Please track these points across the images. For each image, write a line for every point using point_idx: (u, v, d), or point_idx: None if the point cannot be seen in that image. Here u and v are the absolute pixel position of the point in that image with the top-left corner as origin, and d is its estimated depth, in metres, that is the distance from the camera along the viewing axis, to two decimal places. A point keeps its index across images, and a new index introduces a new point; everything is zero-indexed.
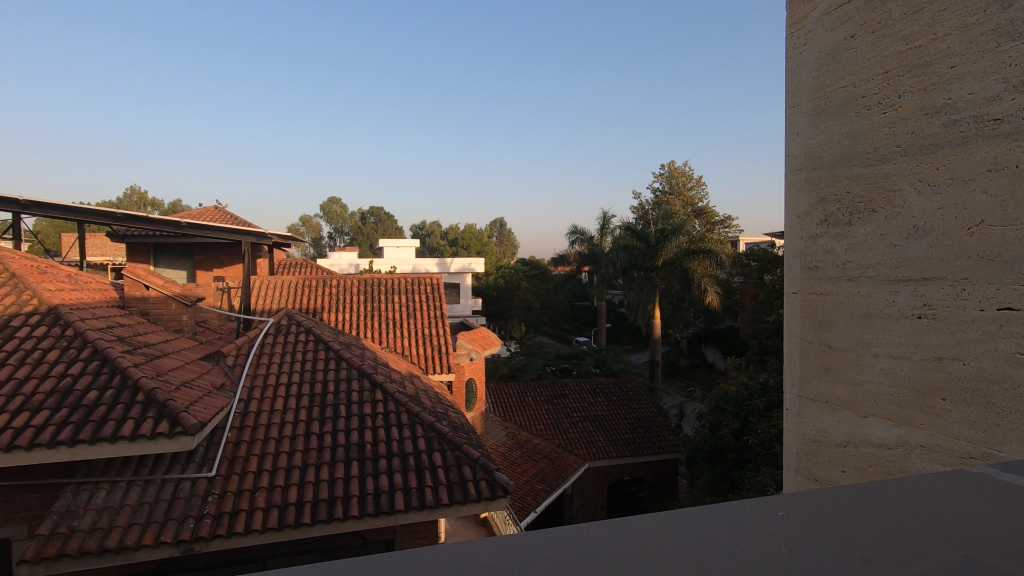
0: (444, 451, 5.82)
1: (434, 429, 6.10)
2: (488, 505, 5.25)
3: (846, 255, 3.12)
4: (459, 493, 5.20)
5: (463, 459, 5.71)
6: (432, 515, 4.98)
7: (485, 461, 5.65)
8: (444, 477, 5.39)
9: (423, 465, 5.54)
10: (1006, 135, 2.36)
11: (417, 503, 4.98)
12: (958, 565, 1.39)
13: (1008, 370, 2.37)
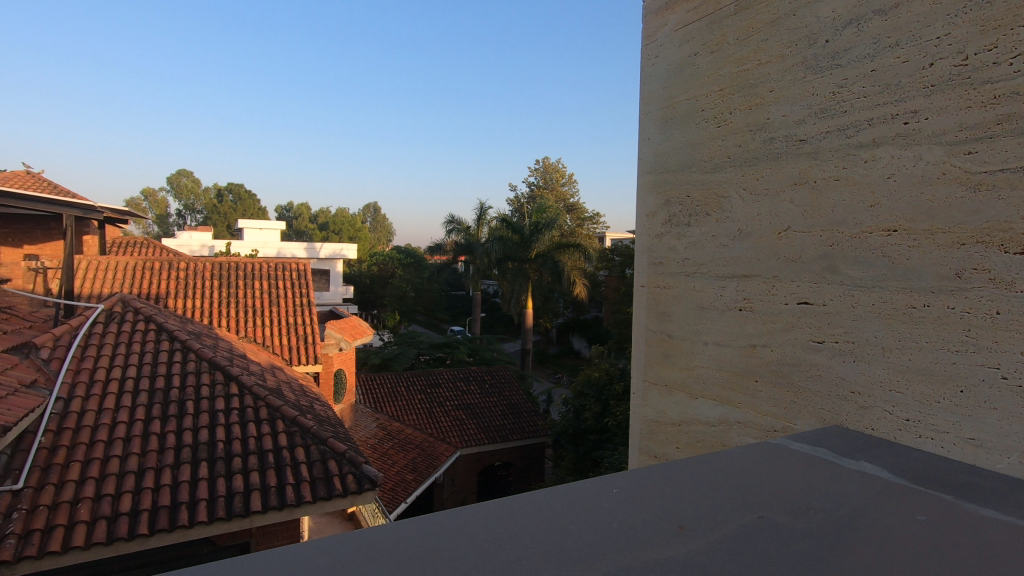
0: (306, 446, 5.50)
1: (296, 423, 5.74)
2: (353, 499, 5.06)
3: (685, 253, 3.46)
4: (323, 489, 4.95)
5: (326, 454, 5.45)
6: (290, 514, 4.68)
7: (350, 454, 5.44)
8: (306, 473, 5.11)
9: (281, 462, 5.18)
10: (808, 154, 2.75)
11: (274, 502, 4.65)
12: (754, 525, 1.61)
13: (804, 355, 2.77)
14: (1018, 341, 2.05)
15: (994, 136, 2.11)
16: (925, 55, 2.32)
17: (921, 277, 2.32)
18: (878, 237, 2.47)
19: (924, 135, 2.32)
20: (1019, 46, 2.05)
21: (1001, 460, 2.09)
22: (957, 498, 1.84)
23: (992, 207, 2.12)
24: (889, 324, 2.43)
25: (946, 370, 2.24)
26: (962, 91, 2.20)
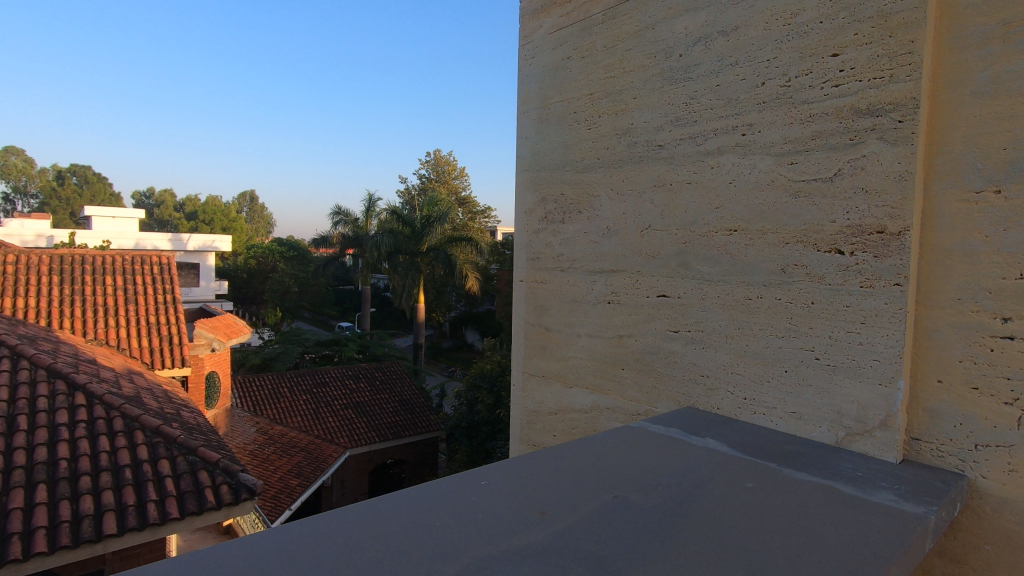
0: (173, 458, 5.00)
1: (159, 433, 5.20)
2: (228, 511, 4.68)
3: (560, 249, 3.62)
4: (192, 503, 4.52)
5: (197, 464, 4.99)
6: (153, 534, 4.23)
7: (224, 462, 5.04)
8: (173, 487, 4.64)
9: (142, 477, 4.66)
10: (665, 158, 2.99)
11: (134, 522, 4.17)
12: (607, 506, 1.72)
13: (663, 343, 3.02)
14: (827, 327, 2.38)
15: (810, 149, 2.43)
16: (757, 75, 2.61)
17: (755, 272, 2.62)
18: (721, 236, 2.75)
19: (757, 146, 2.61)
20: (828, 73, 2.37)
21: (815, 429, 2.42)
22: (778, 465, 2.10)
23: (808, 212, 2.44)
24: (730, 315, 2.72)
25: (774, 353, 2.55)
26: (786, 109, 2.51)
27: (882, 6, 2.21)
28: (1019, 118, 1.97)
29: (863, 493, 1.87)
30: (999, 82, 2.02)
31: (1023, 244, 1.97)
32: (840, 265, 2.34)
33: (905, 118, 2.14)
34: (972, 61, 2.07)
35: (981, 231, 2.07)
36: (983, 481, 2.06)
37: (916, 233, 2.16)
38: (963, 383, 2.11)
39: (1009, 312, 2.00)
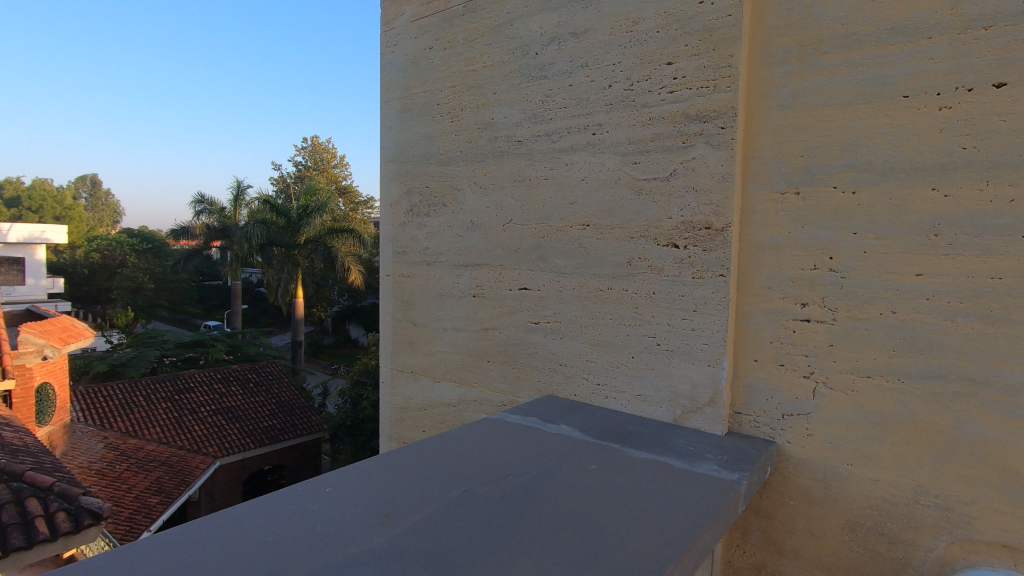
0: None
1: None
2: (66, 542, 4.18)
3: (425, 242, 3.57)
4: (19, 538, 3.94)
5: (22, 493, 4.34)
6: None
7: (60, 489, 4.48)
8: None
9: None
10: (524, 154, 3.06)
11: None
12: (455, 502, 1.73)
13: (524, 334, 3.10)
14: (666, 316, 2.58)
15: (649, 150, 2.61)
16: (604, 77, 2.75)
17: (604, 265, 2.77)
18: (576, 230, 2.87)
19: (605, 145, 2.75)
20: (664, 79, 2.56)
21: (656, 409, 2.62)
22: (621, 446, 2.25)
23: (648, 208, 2.62)
24: (584, 306, 2.86)
25: (622, 341, 2.73)
26: (629, 111, 2.67)
27: (707, 21, 2.43)
28: (812, 129, 2.26)
29: (691, 466, 2.07)
30: (796, 97, 2.30)
31: (815, 239, 2.28)
32: (676, 258, 2.55)
33: (725, 126, 2.38)
34: (777, 77, 2.34)
35: (785, 228, 2.35)
36: (787, 446, 2.37)
37: (736, 229, 2.41)
38: (773, 361, 2.40)
39: (807, 298, 2.31)
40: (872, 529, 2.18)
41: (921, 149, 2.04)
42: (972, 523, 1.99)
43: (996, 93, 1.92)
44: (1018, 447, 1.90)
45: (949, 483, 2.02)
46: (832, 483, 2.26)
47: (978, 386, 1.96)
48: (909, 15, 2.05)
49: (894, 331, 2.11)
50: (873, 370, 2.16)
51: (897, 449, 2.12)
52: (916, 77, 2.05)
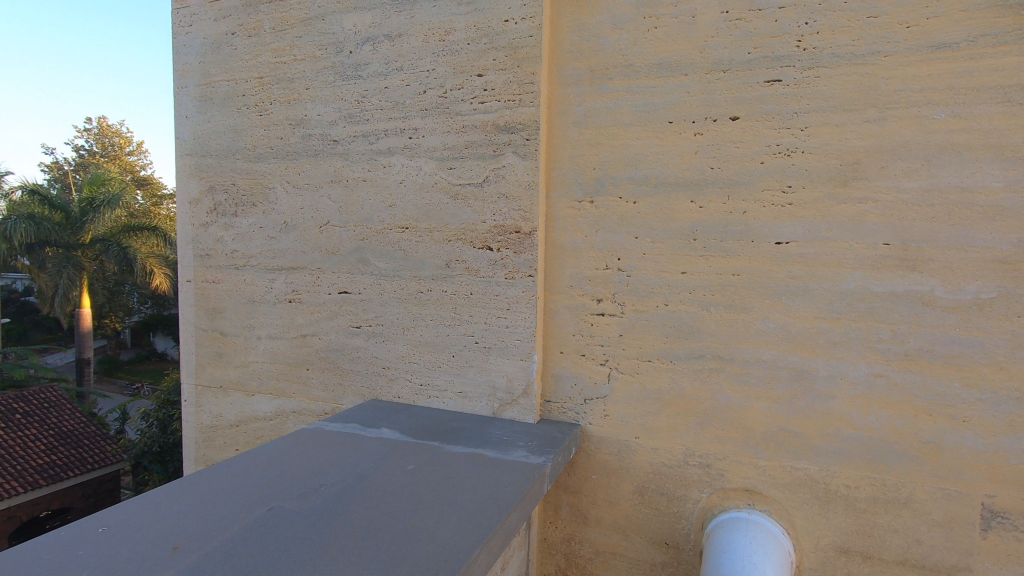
0: None
1: None
2: None
3: (233, 244, 3.28)
4: None
5: None
6: None
7: None
8: None
9: None
10: (340, 154, 2.98)
11: None
12: (258, 521, 1.65)
13: (346, 339, 3.02)
14: (482, 315, 2.72)
15: (464, 156, 2.72)
16: (420, 83, 2.80)
17: (424, 267, 2.83)
18: (395, 233, 2.88)
19: (422, 149, 2.81)
20: (475, 90, 2.68)
21: (476, 403, 2.75)
22: (440, 443, 2.33)
23: (464, 212, 2.73)
24: (405, 308, 2.88)
25: (443, 340, 2.80)
26: (444, 118, 2.75)
27: (512, 39, 2.61)
28: (601, 146, 2.56)
29: (503, 455, 2.22)
30: (588, 116, 2.58)
31: (607, 243, 2.58)
32: (490, 260, 2.69)
33: (530, 138, 2.58)
34: (572, 96, 2.61)
35: (582, 233, 2.63)
36: (588, 426, 2.65)
37: (542, 233, 2.64)
38: (575, 352, 2.67)
39: (601, 294, 2.61)
40: (655, 490, 2.55)
41: (681, 167, 2.44)
42: (725, 475, 2.43)
43: (733, 125, 2.36)
44: (753, 409, 2.37)
45: (708, 444, 2.45)
46: (624, 455, 2.59)
47: (726, 362, 2.41)
48: (671, 53, 2.43)
49: (667, 321, 2.49)
50: (652, 355, 2.53)
51: (671, 420, 2.51)
52: (677, 106, 2.43)
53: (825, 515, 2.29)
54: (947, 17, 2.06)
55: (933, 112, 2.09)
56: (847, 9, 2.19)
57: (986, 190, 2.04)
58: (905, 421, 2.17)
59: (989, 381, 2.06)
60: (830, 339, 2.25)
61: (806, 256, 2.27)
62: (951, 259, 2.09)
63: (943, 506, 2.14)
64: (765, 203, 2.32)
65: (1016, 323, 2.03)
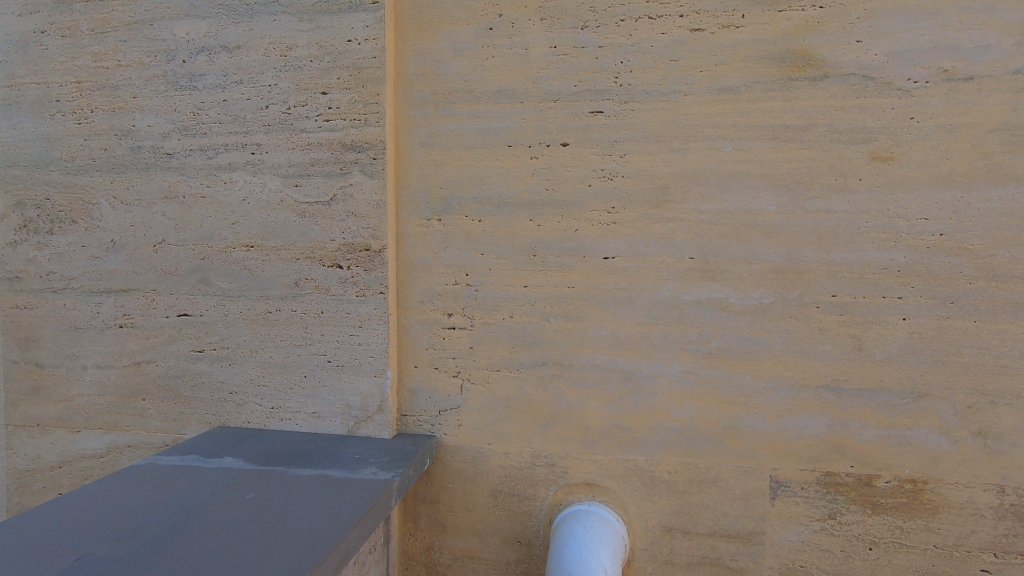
0: None
1: None
2: None
3: (48, 265, 2.94)
4: None
5: None
6: None
7: None
8: None
9: None
10: (175, 168, 2.81)
11: None
12: (63, 571, 1.53)
13: (187, 365, 2.85)
14: (334, 333, 2.70)
15: (310, 174, 2.69)
16: (261, 97, 2.72)
17: (271, 286, 2.75)
18: (239, 252, 2.77)
19: (265, 165, 2.73)
20: (319, 108, 2.67)
21: (331, 423, 2.72)
22: (287, 467, 2.29)
23: (312, 230, 2.70)
24: (252, 329, 2.78)
25: (294, 361, 2.74)
26: (288, 134, 2.70)
27: (355, 59, 2.63)
28: (446, 166, 2.67)
29: (352, 474, 2.23)
30: (433, 137, 2.67)
31: (455, 259, 2.69)
32: (340, 278, 2.68)
33: (376, 157, 2.63)
34: (417, 118, 2.68)
35: (431, 250, 2.71)
36: (444, 437, 2.74)
37: (391, 251, 2.68)
38: (429, 366, 2.75)
39: (451, 309, 2.71)
40: (507, 492, 2.70)
41: (520, 188, 2.61)
42: (568, 472, 2.64)
43: (564, 150, 2.57)
44: (589, 409, 2.60)
45: (552, 444, 2.65)
46: (478, 461, 2.72)
47: (565, 368, 2.62)
48: (507, 81, 2.60)
49: (512, 332, 2.65)
50: (500, 364, 2.68)
51: (519, 425, 2.67)
52: (514, 131, 2.61)
53: (652, 499, 2.58)
54: (729, 65, 2.42)
55: (723, 145, 2.44)
56: (653, 52, 2.49)
57: (763, 212, 2.42)
58: (711, 411, 2.51)
59: (772, 373, 2.45)
60: (650, 343, 2.54)
61: (628, 269, 2.54)
62: (740, 271, 2.45)
63: (742, 481, 2.50)
64: (594, 222, 2.56)
65: (789, 323, 2.43)
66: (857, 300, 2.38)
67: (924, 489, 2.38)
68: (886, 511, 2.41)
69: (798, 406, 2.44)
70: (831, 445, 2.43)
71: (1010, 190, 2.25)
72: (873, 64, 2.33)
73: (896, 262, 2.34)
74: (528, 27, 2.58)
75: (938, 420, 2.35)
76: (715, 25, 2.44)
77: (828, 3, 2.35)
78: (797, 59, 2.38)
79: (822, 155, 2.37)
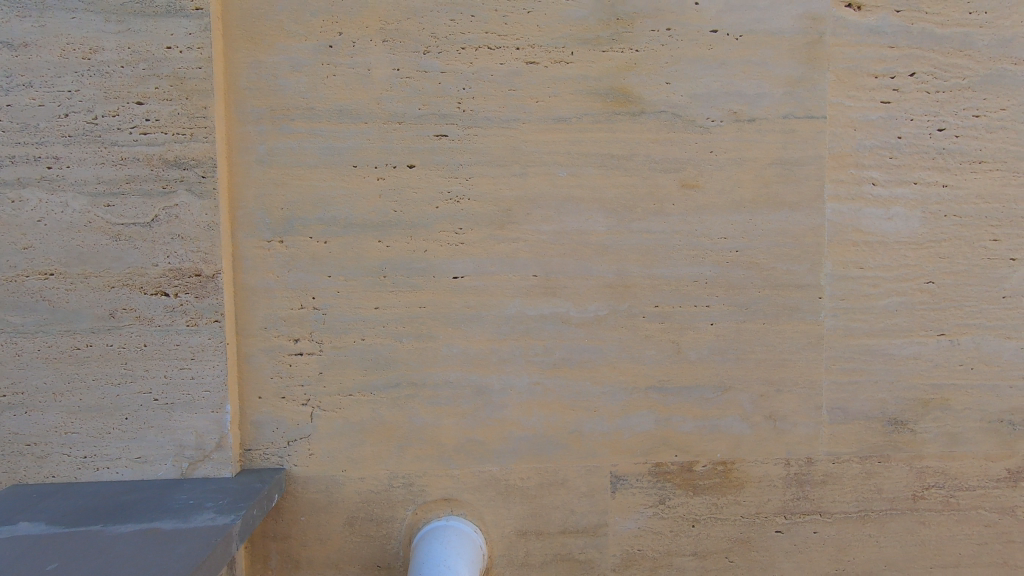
0: None
1: None
2: None
3: None
4: None
5: None
6: None
7: None
8: None
9: None
10: None
11: None
12: None
13: None
14: (161, 368, 2.45)
15: (125, 193, 2.41)
16: (58, 104, 2.38)
17: (80, 319, 2.41)
18: (35, 281, 2.39)
19: (67, 182, 2.39)
20: (134, 119, 2.41)
21: (160, 467, 2.46)
22: (104, 526, 2.04)
23: (130, 254, 2.42)
24: (55, 369, 2.42)
25: (111, 402, 2.44)
26: (95, 147, 2.40)
27: (177, 68, 2.41)
28: (287, 185, 2.55)
29: (184, 523, 2.05)
30: (271, 154, 2.54)
31: (300, 282, 2.59)
32: (166, 306, 2.44)
33: (206, 175, 2.43)
34: (252, 134, 2.53)
35: (273, 273, 2.57)
36: (293, 468, 2.62)
37: (227, 275, 2.50)
38: (275, 395, 2.61)
39: (297, 334, 2.60)
40: (364, 518, 2.65)
41: (367, 209, 2.59)
42: (425, 490, 2.67)
43: (410, 172, 2.60)
44: (444, 426, 2.65)
45: (409, 464, 2.65)
46: (332, 490, 2.64)
47: (419, 387, 2.64)
48: (350, 101, 2.56)
49: (364, 354, 2.62)
50: (352, 388, 2.62)
51: (374, 448, 2.64)
52: (359, 151, 2.58)
53: (507, 507, 2.70)
54: (561, 97, 2.63)
55: (558, 171, 2.64)
56: (493, 81, 2.61)
57: (595, 233, 2.66)
58: (557, 417, 2.69)
59: (608, 378, 2.70)
60: (500, 357, 2.66)
61: (477, 288, 2.64)
62: (578, 286, 2.67)
63: (586, 479, 2.72)
64: (442, 242, 2.62)
65: (621, 332, 2.70)
66: (674, 309, 2.71)
67: (731, 468, 2.78)
68: (704, 491, 2.78)
69: (631, 407, 2.72)
70: (658, 438, 2.74)
71: (784, 214, 2.72)
72: (679, 103, 2.67)
73: (703, 275, 2.70)
74: (370, 48, 2.56)
75: (740, 409, 2.76)
76: (547, 59, 2.63)
77: (642, 47, 2.65)
78: (618, 95, 2.65)
79: (642, 182, 2.67)
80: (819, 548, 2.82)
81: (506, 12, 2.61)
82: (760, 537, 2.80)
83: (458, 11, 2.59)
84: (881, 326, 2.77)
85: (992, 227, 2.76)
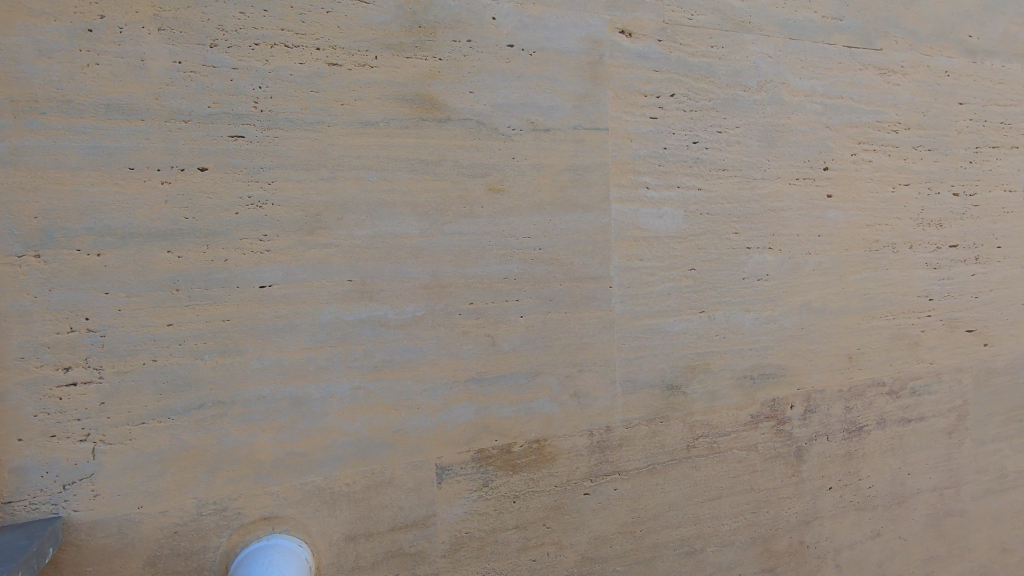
0: None
1: None
2: None
3: None
4: None
5: None
6: None
7: None
8: None
9: None
10: None
11: None
12: None
13: None
14: None
15: None
16: None
17: None
18: None
19: None
20: None
21: None
22: None
23: None
24: None
25: None
26: None
27: None
28: (41, 190, 2.19)
29: None
30: (16, 154, 2.15)
31: (66, 302, 2.25)
32: None
33: None
34: None
35: (28, 293, 2.20)
36: (74, 514, 2.30)
37: None
38: (41, 435, 2.25)
39: (68, 362, 2.26)
40: (169, 554, 2.43)
41: (150, 216, 2.33)
42: (241, 512, 2.52)
43: (202, 175, 2.40)
44: (259, 443, 2.53)
45: (220, 489, 2.48)
46: (127, 530, 2.37)
47: (227, 406, 2.47)
48: (120, 95, 2.27)
49: (157, 377, 2.37)
50: (144, 415, 2.37)
51: (177, 477, 2.42)
52: (136, 152, 2.30)
53: (333, 515, 2.67)
54: (367, 101, 2.63)
55: (369, 175, 2.64)
56: (292, 81, 2.51)
57: (408, 236, 2.73)
58: (379, 419, 2.73)
59: (428, 375, 2.81)
60: (317, 365, 2.61)
61: (288, 297, 2.54)
62: (394, 289, 2.72)
63: (412, 475, 2.81)
64: (245, 250, 2.47)
65: (439, 330, 2.81)
66: (487, 305, 2.90)
67: (544, 444, 3.09)
68: (522, 469, 3.05)
69: (452, 400, 2.86)
70: (479, 426, 2.93)
71: (578, 215, 3.06)
72: (482, 112, 2.84)
73: (512, 272, 2.94)
74: (142, 36, 2.29)
75: (549, 391, 3.06)
76: (350, 62, 2.60)
77: (444, 56, 2.76)
78: (424, 102, 2.73)
79: (451, 186, 2.80)
80: (618, 502, 3.28)
81: (303, 10, 2.52)
82: (572, 501, 3.17)
83: (248, 4, 2.43)
84: (658, 308, 3.28)
85: (733, 222, 3.42)
